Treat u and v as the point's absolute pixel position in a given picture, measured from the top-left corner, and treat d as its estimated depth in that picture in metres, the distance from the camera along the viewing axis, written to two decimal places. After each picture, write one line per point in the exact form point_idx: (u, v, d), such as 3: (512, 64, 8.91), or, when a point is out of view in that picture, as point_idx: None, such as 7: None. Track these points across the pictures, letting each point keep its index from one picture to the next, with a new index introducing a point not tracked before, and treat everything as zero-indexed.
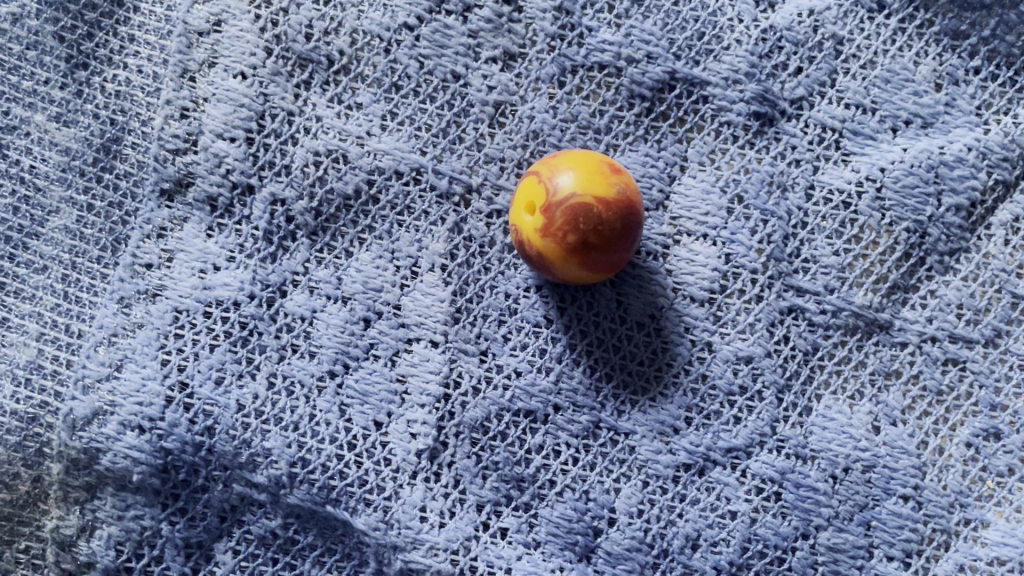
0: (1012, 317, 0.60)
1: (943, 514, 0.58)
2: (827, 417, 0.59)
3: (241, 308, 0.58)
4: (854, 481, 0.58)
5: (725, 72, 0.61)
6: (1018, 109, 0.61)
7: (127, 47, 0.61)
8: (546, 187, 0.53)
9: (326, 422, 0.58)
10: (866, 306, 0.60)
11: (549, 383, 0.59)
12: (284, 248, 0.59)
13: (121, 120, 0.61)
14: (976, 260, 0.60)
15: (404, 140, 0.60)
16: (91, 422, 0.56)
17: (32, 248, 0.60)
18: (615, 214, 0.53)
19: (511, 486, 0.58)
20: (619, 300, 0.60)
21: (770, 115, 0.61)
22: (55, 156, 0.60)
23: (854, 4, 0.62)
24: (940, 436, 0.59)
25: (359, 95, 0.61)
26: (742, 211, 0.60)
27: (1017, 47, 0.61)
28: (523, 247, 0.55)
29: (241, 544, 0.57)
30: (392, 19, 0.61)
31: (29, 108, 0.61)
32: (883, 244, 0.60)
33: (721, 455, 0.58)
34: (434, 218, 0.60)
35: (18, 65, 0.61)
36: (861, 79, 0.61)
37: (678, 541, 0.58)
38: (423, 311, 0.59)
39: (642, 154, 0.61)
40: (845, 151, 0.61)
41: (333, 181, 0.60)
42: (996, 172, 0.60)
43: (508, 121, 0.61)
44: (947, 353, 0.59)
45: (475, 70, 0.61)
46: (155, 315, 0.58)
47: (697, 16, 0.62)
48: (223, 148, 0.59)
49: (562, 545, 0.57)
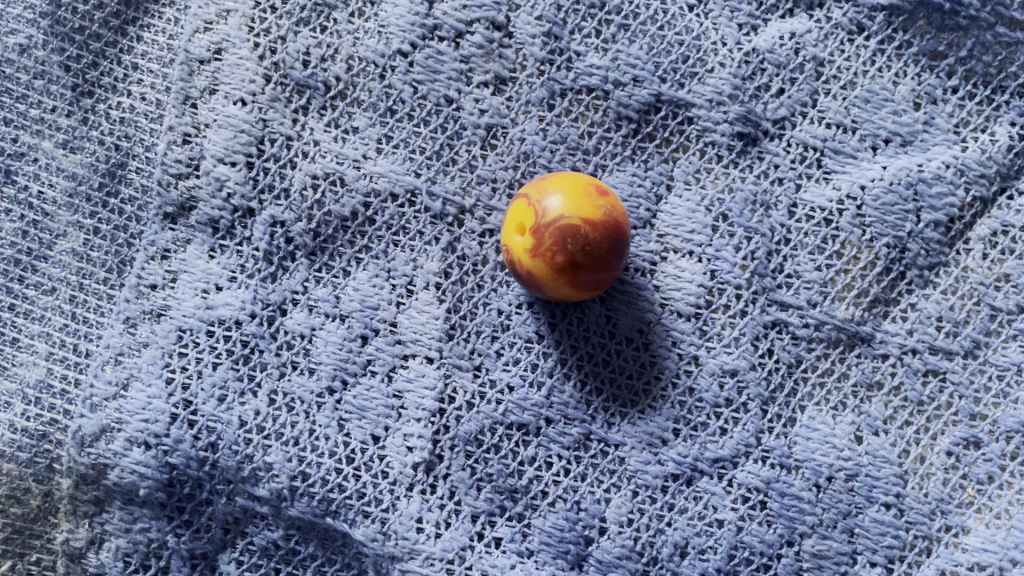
0: (990, 328, 0.62)
1: (925, 521, 0.60)
2: (810, 428, 0.61)
3: (243, 327, 0.60)
4: (837, 490, 0.60)
5: (709, 94, 0.63)
6: (995, 126, 0.63)
7: (131, 75, 0.63)
8: (535, 209, 0.55)
9: (325, 437, 0.60)
10: (848, 319, 0.61)
11: (540, 397, 0.61)
12: (284, 269, 0.61)
13: (126, 146, 0.63)
14: (955, 274, 0.62)
15: (399, 162, 0.62)
16: (99, 439, 0.58)
17: (40, 270, 0.62)
18: (602, 235, 0.55)
19: (504, 497, 0.60)
20: (608, 316, 0.62)
21: (753, 135, 0.63)
22: (63, 181, 0.62)
23: (834, 27, 0.64)
24: (921, 445, 0.61)
25: (356, 119, 0.63)
26: (726, 228, 0.62)
27: (993, 67, 0.63)
28: (514, 267, 0.57)
29: (245, 555, 0.59)
30: (386, 45, 0.63)
31: (37, 135, 0.63)
32: (864, 259, 0.62)
33: (708, 466, 0.60)
34: (428, 238, 0.62)
35: (26, 94, 0.63)
36: (842, 100, 0.63)
37: (666, 549, 0.60)
38: (419, 328, 0.61)
39: (630, 174, 0.63)
40: (826, 169, 0.63)
41: (331, 203, 0.62)
42: (974, 189, 0.62)
43: (499, 144, 0.63)
44: (927, 365, 0.61)
45: (467, 95, 0.63)
46: (160, 334, 0.60)
47: (682, 40, 0.64)
48: (224, 172, 0.61)
49: (554, 553, 0.59)
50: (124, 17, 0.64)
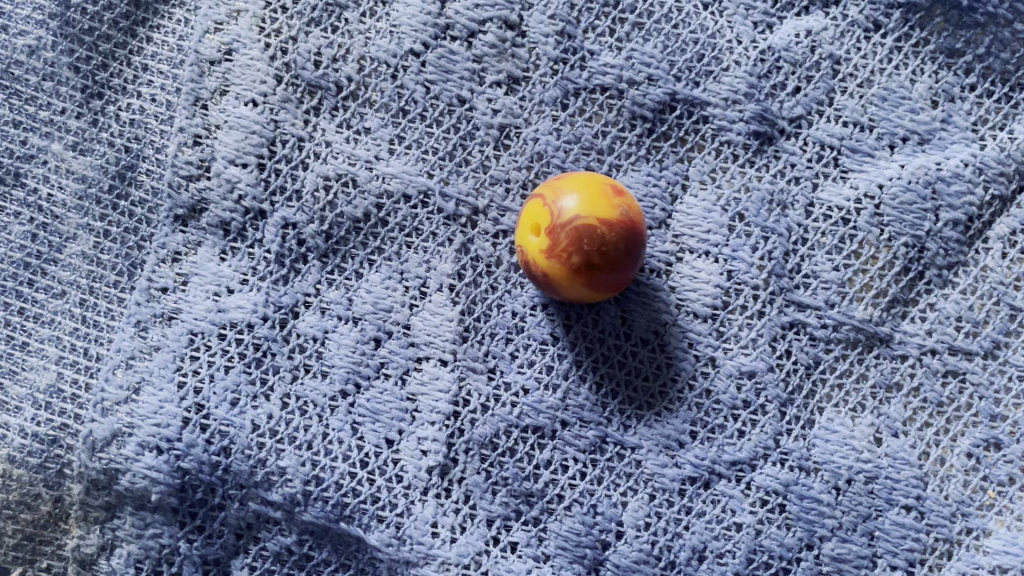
0: (1010, 328, 0.61)
1: (946, 524, 0.59)
2: (829, 430, 0.60)
3: (255, 330, 0.59)
4: (857, 492, 0.59)
5: (724, 93, 0.62)
6: (1013, 124, 0.62)
7: (141, 77, 0.63)
8: (551, 209, 0.55)
9: (339, 441, 0.59)
10: (867, 319, 0.61)
11: (556, 400, 0.60)
12: (296, 271, 0.61)
13: (136, 147, 0.62)
14: (974, 274, 0.61)
15: (412, 163, 0.62)
16: (110, 444, 0.58)
17: (50, 273, 0.61)
18: (618, 236, 0.54)
19: (520, 501, 0.59)
20: (623, 317, 0.61)
21: (769, 134, 0.62)
22: (72, 184, 0.62)
23: (850, 24, 0.63)
24: (942, 447, 0.60)
25: (368, 119, 0.62)
26: (743, 228, 0.62)
27: (1011, 64, 0.62)
28: (529, 268, 0.57)
29: (257, 560, 0.59)
30: (398, 45, 0.62)
31: (46, 138, 0.62)
32: (882, 259, 0.61)
33: (726, 468, 0.59)
34: (441, 239, 0.62)
35: (34, 95, 0.62)
36: (858, 98, 0.62)
37: (684, 553, 0.59)
38: (433, 330, 0.60)
39: (644, 174, 0.62)
40: (843, 168, 0.62)
41: (343, 205, 0.61)
42: (992, 188, 0.62)
43: (513, 144, 0.63)
44: (947, 365, 0.61)
45: (480, 94, 0.62)
46: (171, 338, 0.59)
47: (696, 39, 0.63)
48: (235, 173, 0.61)
49: (571, 558, 0.59)
50: (134, 19, 0.63)
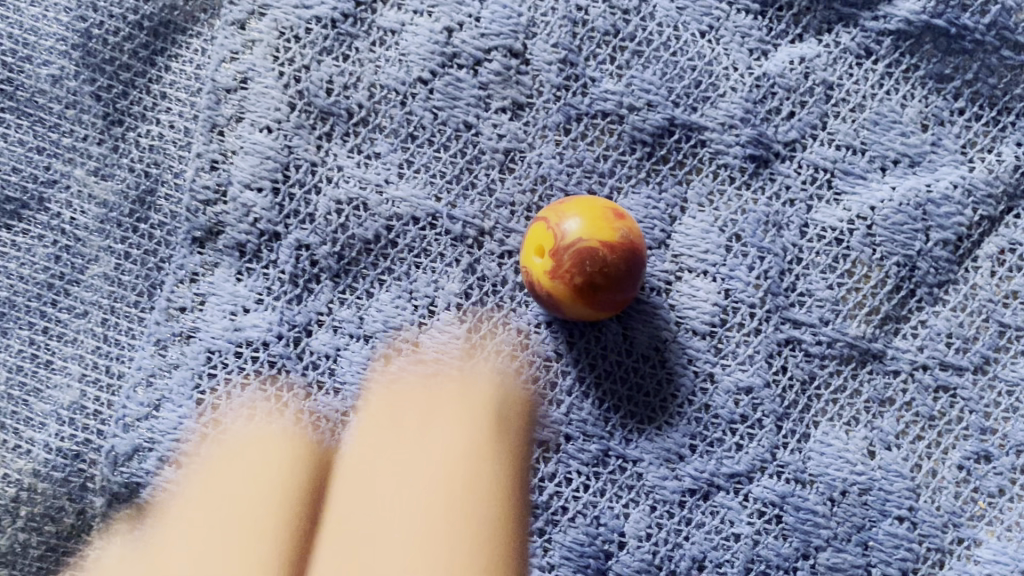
0: (999, 344, 0.63)
1: (938, 534, 0.61)
2: (824, 443, 0.62)
3: (270, 347, 0.62)
4: (851, 503, 0.61)
5: (721, 118, 0.65)
6: (1001, 147, 0.64)
7: (160, 104, 0.65)
8: (554, 232, 0.57)
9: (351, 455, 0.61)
10: (860, 336, 0.63)
11: (560, 415, 0.62)
12: (309, 290, 0.63)
13: (155, 173, 0.65)
14: (964, 291, 0.64)
15: (421, 187, 0.64)
16: (131, 459, 0.60)
17: (73, 293, 0.64)
18: (620, 256, 0.56)
19: (526, 513, 0.61)
20: (625, 334, 0.63)
21: (765, 157, 0.65)
22: (94, 208, 0.64)
23: (843, 51, 0.65)
24: (933, 459, 0.62)
25: (378, 145, 0.65)
26: (740, 248, 0.64)
27: (999, 89, 0.64)
28: (534, 288, 0.59)
29: None
30: (407, 73, 0.65)
31: (70, 163, 0.65)
32: (875, 278, 0.63)
33: (724, 480, 0.62)
34: (449, 260, 0.64)
35: (58, 123, 0.65)
36: (850, 122, 0.65)
37: (684, 562, 0.61)
38: (441, 348, 0.63)
39: (644, 196, 0.65)
40: (837, 190, 0.64)
41: (355, 227, 0.63)
42: (981, 209, 0.64)
43: (518, 167, 0.65)
44: (938, 380, 0.63)
45: (486, 120, 0.65)
46: (190, 356, 0.62)
47: (694, 66, 0.65)
48: (250, 197, 0.63)
49: (575, 567, 0.61)
50: (153, 48, 0.66)
